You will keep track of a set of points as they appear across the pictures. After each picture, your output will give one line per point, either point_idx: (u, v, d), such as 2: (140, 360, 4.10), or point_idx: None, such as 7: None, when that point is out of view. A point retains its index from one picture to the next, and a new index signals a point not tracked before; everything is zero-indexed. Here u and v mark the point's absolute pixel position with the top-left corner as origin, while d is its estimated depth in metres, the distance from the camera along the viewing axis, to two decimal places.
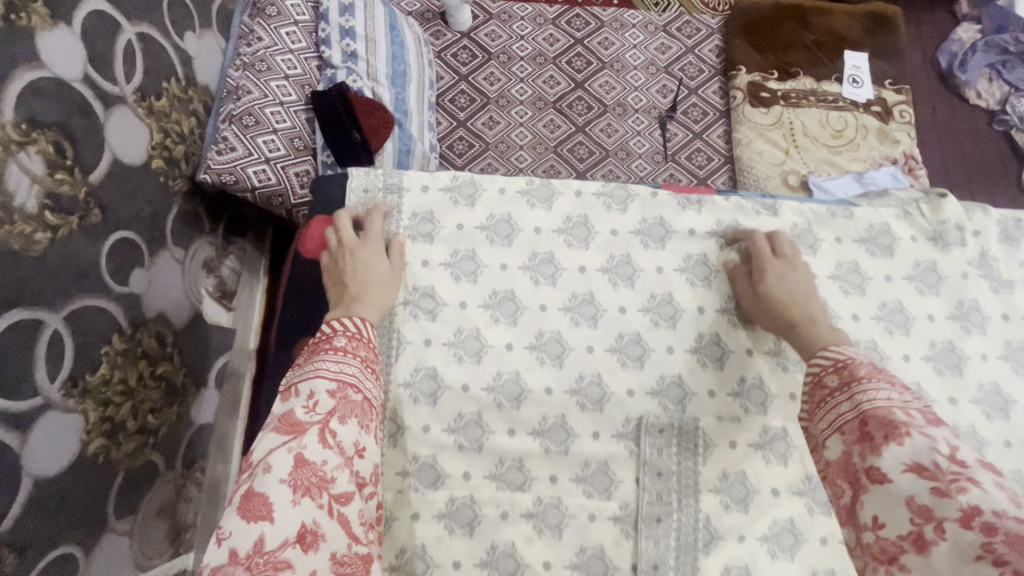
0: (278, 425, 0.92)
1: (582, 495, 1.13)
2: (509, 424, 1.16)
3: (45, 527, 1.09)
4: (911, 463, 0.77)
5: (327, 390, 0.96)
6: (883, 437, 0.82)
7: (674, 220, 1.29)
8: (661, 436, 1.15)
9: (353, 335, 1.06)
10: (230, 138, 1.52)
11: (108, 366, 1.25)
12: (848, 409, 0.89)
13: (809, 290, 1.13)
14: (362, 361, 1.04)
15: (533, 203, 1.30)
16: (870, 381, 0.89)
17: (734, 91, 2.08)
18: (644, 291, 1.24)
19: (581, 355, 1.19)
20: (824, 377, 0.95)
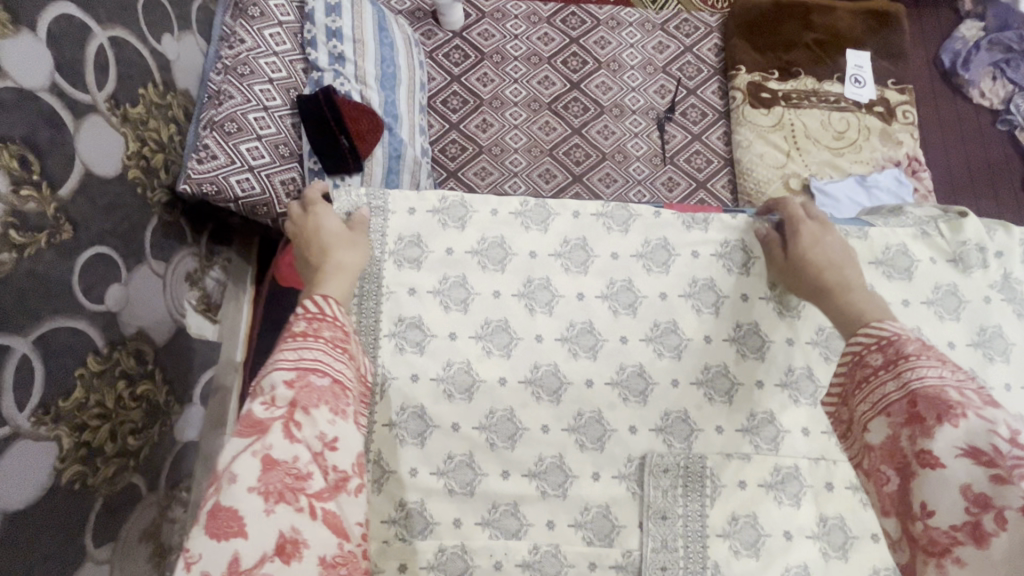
0: (241, 428, 0.84)
1: (581, 542, 1.09)
2: (503, 466, 1.11)
3: (15, 563, 1.04)
4: (965, 448, 0.72)
5: (287, 381, 0.87)
6: (936, 419, 0.76)
7: (678, 241, 1.23)
8: (666, 477, 1.10)
9: (314, 311, 0.96)
10: (212, 146, 1.45)
11: (83, 389, 1.19)
12: (896, 389, 0.82)
13: (840, 257, 1.04)
14: (329, 338, 0.94)
15: (527, 225, 1.25)
16: (921, 358, 0.82)
17: (734, 92, 2.03)
18: (647, 319, 1.18)
19: (580, 389, 1.14)
20: (867, 355, 0.88)
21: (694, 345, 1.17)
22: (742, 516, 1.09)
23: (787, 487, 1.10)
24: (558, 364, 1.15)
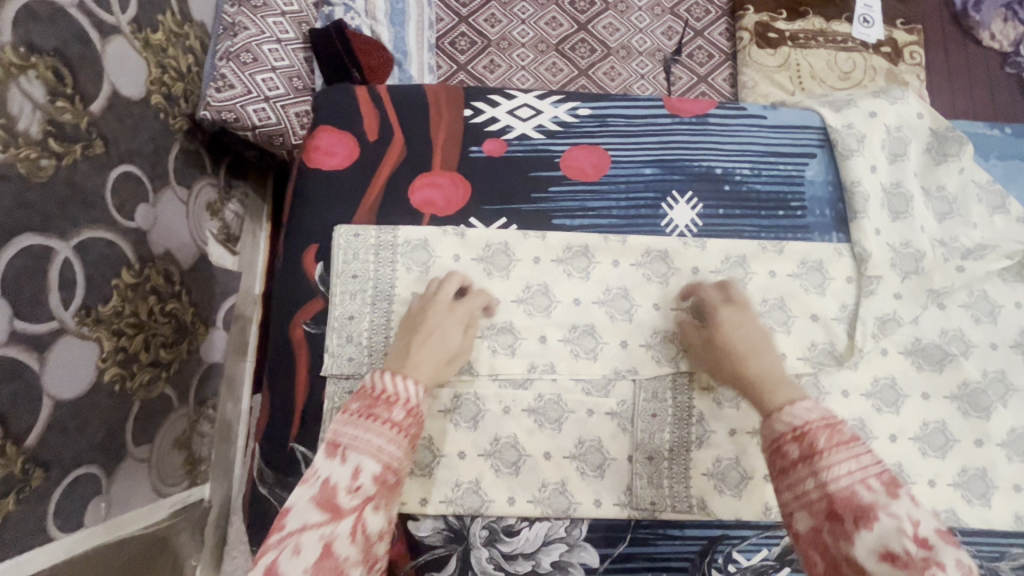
0: (320, 489, 0.55)
1: (579, 392, 0.75)
2: (509, 317, 0.76)
3: (70, 448, 0.95)
4: (884, 550, 0.48)
5: (370, 475, 0.57)
6: (855, 521, 0.50)
7: (837, 261, 0.79)
8: (656, 340, 0.76)
9: (412, 404, 0.61)
10: (228, 76, 1.14)
11: (119, 299, 1.06)
12: (811, 492, 0.53)
13: (759, 340, 0.66)
14: (410, 439, 0.61)
15: (648, 277, 0.77)
16: (840, 444, 0.53)
17: (743, 31, 1.43)
18: (795, 257, 0.79)
19: (608, 271, 0.77)
20: (781, 443, 0.56)
21: (773, 258, 0.78)
22: (854, 387, 0.76)
23: (936, 341, 0.77)
24: (553, 283, 0.77)
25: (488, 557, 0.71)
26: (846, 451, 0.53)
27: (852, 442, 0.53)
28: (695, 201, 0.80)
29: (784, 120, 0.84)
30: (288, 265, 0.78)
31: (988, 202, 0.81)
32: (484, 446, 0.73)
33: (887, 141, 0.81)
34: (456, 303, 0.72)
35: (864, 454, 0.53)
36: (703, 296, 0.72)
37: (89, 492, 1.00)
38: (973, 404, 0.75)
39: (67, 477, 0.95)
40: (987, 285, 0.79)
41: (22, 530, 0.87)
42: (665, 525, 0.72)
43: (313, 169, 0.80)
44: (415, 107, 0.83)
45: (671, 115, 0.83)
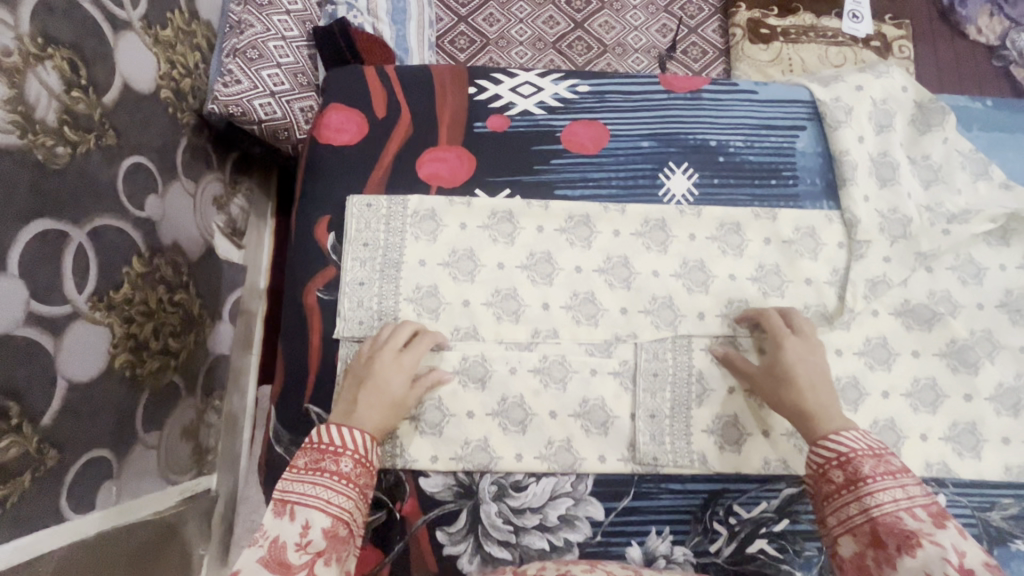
0: (268, 548, 0.56)
1: (583, 354, 0.78)
2: (513, 284, 0.79)
3: (83, 428, 0.97)
4: (926, 575, 0.52)
5: (319, 528, 0.59)
6: (897, 547, 0.56)
7: (826, 228, 0.82)
8: (654, 304, 0.79)
9: (360, 454, 0.65)
10: (235, 72, 1.17)
11: (130, 286, 1.09)
12: (856, 517, 0.60)
13: (821, 378, 0.70)
14: (361, 490, 0.64)
15: (647, 244, 0.81)
16: (885, 473, 0.61)
17: (734, 28, 1.49)
18: (786, 224, 0.82)
19: (608, 240, 0.81)
20: (826, 471, 0.63)
21: (765, 225, 0.82)
22: (847, 346, 0.79)
23: (925, 302, 0.80)
24: (555, 251, 0.80)
25: (497, 512, 0.73)
26: (891, 479, 0.60)
27: (899, 474, 0.61)
28: (691, 171, 0.84)
29: (775, 95, 0.87)
30: (301, 237, 0.81)
31: (969, 171, 0.84)
32: (492, 405, 0.75)
33: (874, 112, 0.85)
34: (405, 351, 0.73)
35: (910, 485, 0.60)
36: (769, 323, 0.74)
37: (101, 475, 1.02)
38: (962, 360, 0.78)
39: (80, 458, 0.97)
40: (972, 249, 0.82)
41: (40, 508, 0.89)
42: (667, 480, 0.75)
43: (324, 146, 0.83)
44: (420, 85, 0.86)
45: (666, 91, 0.87)
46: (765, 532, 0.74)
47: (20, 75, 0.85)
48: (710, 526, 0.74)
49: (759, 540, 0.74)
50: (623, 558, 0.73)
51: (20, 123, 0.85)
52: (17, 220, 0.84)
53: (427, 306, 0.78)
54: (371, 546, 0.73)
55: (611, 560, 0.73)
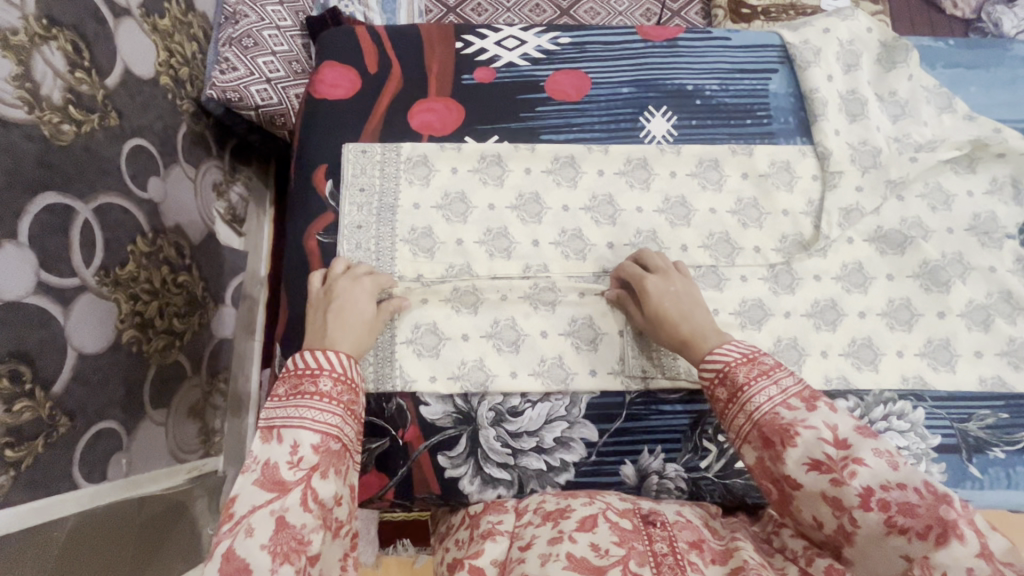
0: (261, 471, 0.57)
1: (574, 288, 0.81)
2: (503, 224, 0.83)
3: (94, 397, 0.97)
4: (810, 460, 0.53)
5: (310, 445, 0.59)
6: (781, 442, 0.55)
7: (800, 161, 0.86)
8: (639, 240, 0.83)
9: (339, 372, 0.65)
10: (231, 59, 1.20)
11: (135, 264, 1.08)
12: (745, 425, 0.59)
13: (687, 301, 0.72)
14: (346, 407, 0.64)
15: (630, 182, 0.85)
16: (758, 375, 0.60)
17: (716, 10, 1.32)
18: (762, 159, 0.86)
19: (594, 179, 0.85)
20: (713, 390, 0.63)
21: (743, 160, 0.86)
22: (824, 272, 0.83)
23: (897, 228, 0.84)
24: (543, 192, 0.84)
25: (495, 436, 0.76)
26: (765, 379, 0.59)
27: (772, 371, 0.60)
28: (670, 114, 0.88)
29: (746, 41, 0.92)
30: (300, 187, 0.84)
31: (934, 105, 0.88)
32: (486, 327, 0.79)
33: (841, 52, 0.89)
34: (360, 277, 0.76)
35: (783, 379, 0.59)
36: (628, 272, 0.77)
37: (111, 447, 1.01)
38: (935, 280, 0.82)
39: (91, 429, 0.96)
40: (942, 179, 0.86)
41: (52, 473, 0.88)
42: (657, 402, 0.78)
43: (319, 101, 0.87)
44: (408, 41, 0.90)
45: (643, 40, 0.91)
46: None
47: (25, 53, 0.85)
48: (699, 445, 0.77)
49: None
50: (617, 476, 0.76)
51: (26, 99, 0.84)
52: (25, 191, 0.83)
53: (422, 246, 0.82)
54: (375, 471, 0.76)
55: (605, 479, 0.76)
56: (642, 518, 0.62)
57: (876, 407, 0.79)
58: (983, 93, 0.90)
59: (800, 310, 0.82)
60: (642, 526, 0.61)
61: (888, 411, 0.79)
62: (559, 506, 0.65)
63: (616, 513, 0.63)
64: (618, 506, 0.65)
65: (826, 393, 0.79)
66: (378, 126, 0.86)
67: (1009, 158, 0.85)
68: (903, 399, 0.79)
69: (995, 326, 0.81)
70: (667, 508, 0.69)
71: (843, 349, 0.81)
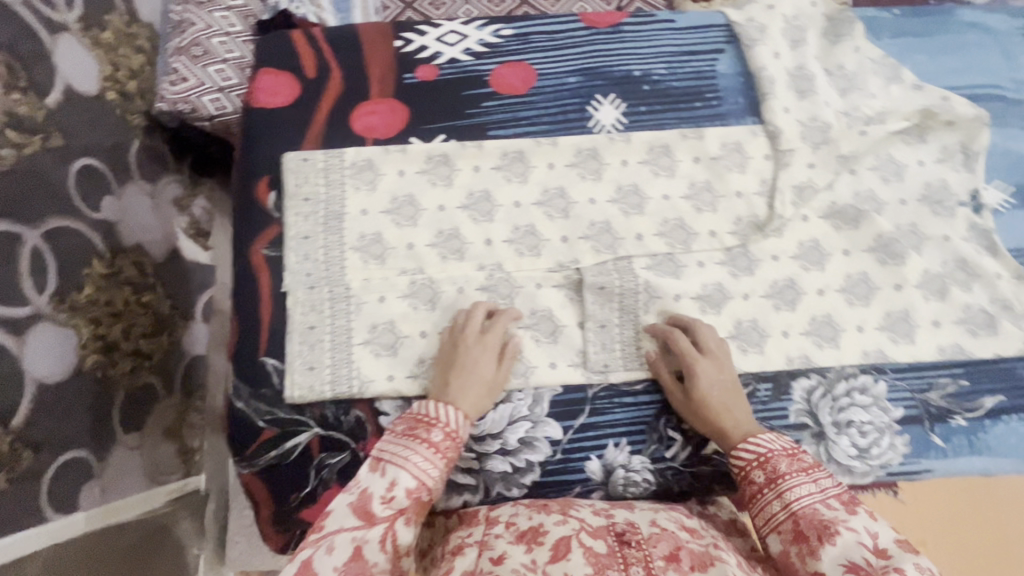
0: (358, 496, 0.59)
1: (531, 283, 0.80)
2: (455, 224, 0.81)
3: (60, 426, 0.94)
4: (848, 562, 0.55)
5: (405, 488, 0.60)
6: (818, 537, 0.58)
7: (753, 141, 0.85)
8: (592, 231, 0.82)
9: (452, 428, 0.65)
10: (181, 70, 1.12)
11: (94, 287, 1.03)
12: (779, 514, 0.62)
13: (729, 394, 0.72)
14: (450, 461, 0.64)
15: (581, 174, 0.83)
16: (799, 469, 0.64)
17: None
18: (713, 142, 0.85)
19: (545, 173, 0.83)
20: (748, 473, 0.66)
21: (694, 144, 0.85)
22: (782, 252, 0.82)
23: (850, 202, 0.84)
24: (493, 189, 0.82)
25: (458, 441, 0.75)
26: (804, 475, 0.63)
27: (813, 469, 0.64)
28: (618, 102, 0.86)
29: (692, 22, 0.90)
30: (242, 200, 0.82)
31: (882, 76, 0.87)
32: (443, 324, 0.78)
33: (787, 28, 0.88)
34: (485, 334, 0.74)
35: (822, 479, 0.63)
36: (677, 346, 0.75)
37: (82, 474, 0.98)
38: (890, 253, 0.82)
39: (58, 459, 0.93)
40: (894, 151, 0.85)
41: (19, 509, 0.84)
42: (621, 394, 0.77)
43: (257, 111, 0.84)
44: (346, 43, 0.87)
45: (588, 27, 0.89)
46: None
47: None
48: (665, 434, 0.76)
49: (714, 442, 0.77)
50: (583, 472, 0.76)
51: None
52: None
53: (372, 253, 0.80)
54: (337, 486, 0.74)
55: (571, 475, 0.76)
56: (617, 537, 0.61)
57: (838, 383, 0.79)
58: (931, 60, 0.89)
59: (759, 292, 0.81)
60: (616, 548, 0.59)
61: (850, 386, 0.79)
62: (532, 526, 0.63)
63: (590, 534, 0.61)
64: (592, 525, 0.63)
65: (788, 373, 0.79)
66: (320, 133, 0.84)
67: (959, 126, 0.85)
68: (864, 373, 0.79)
69: (950, 295, 0.81)
70: (642, 518, 0.67)
71: (804, 327, 0.81)
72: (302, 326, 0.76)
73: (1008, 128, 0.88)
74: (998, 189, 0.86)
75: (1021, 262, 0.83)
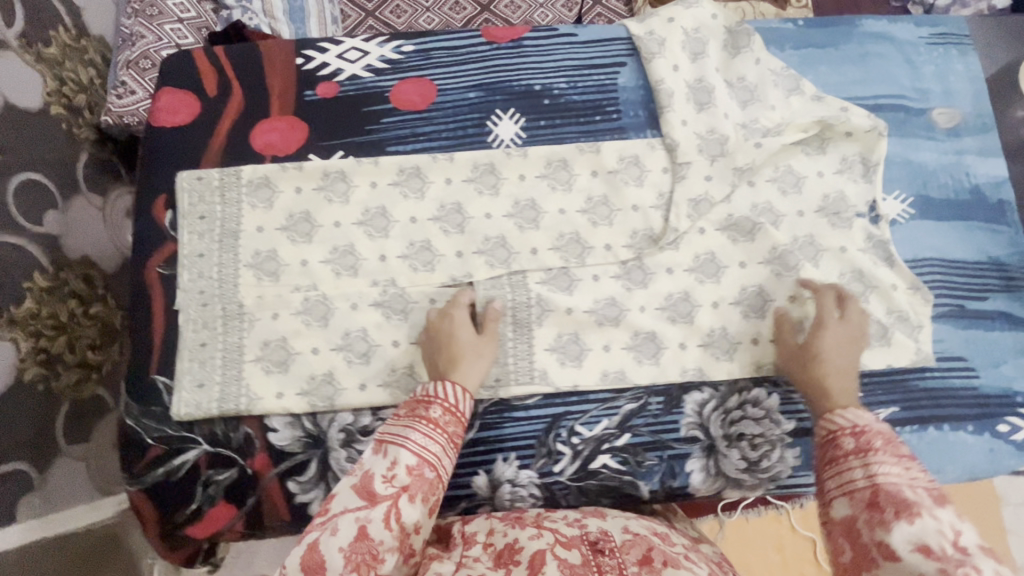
0: (360, 476, 0.60)
1: (425, 298, 0.80)
2: (350, 240, 0.82)
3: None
4: (920, 542, 0.50)
5: (406, 465, 0.61)
6: (895, 512, 0.52)
7: (651, 154, 0.85)
8: (486, 245, 0.82)
9: (450, 403, 0.67)
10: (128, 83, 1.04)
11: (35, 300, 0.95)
12: (858, 481, 0.57)
13: (849, 361, 0.72)
14: (450, 437, 0.65)
15: (478, 189, 0.84)
16: (892, 451, 0.58)
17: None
18: (610, 155, 0.85)
19: (442, 188, 0.84)
20: (838, 437, 0.61)
21: (591, 158, 0.85)
22: (677, 264, 0.82)
23: (747, 214, 0.84)
24: (390, 205, 0.83)
25: (346, 457, 0.76)
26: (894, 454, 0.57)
27: (907, 456, 0.57)
28: (518, 116, 0.87)
29: (594, 35, 0.91)
30: (139, 219, 0.82)
31: (782, 88, 0.87)
32: (335, 340, 0.78)
33: (687, 41, 0.88)
34: (454, 312, 0.76)
35: (914, 467, 0.57)
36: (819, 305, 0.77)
37: (20, 489, 0.92)
38: (784, 266, 0.82)
39: None
40: (793, 163, 0.85)
41: None
42: (511, 409, 0.78)
43: (157, 131, 0.85)
44: (248, 61, 0.88)
45: (489, 42, 0.90)
46: (607, 448, 0.77)
47: None
48: (553, 448, 0.77)
49: (602, 456, 0.77)
50: (470, 487, 0.76)
51: None
52: None
53: (267, 270, 0.80)
54: (224, 501, 0.75)
55: (458, 490, 0.76)
56: (590, 546, 0.58)
57: (730, 396, 0.79)
58: (833, 71, 0.90)
59: (654, 305, 0.81)
60: (590, 557, 0.56)
61: (742, 399, 0.79)
62: (507, 543, 0.61)
63: (563, 545, 0.58)
64: (565, 536, 0.61)
65: (681, 386, 0.79)
66: (220, 151, 0.84)
67: (856, 137, 0.86)
68: (757, 386, 0.80)
69: None
70: (614, 526, 0.65)
71: (701, 339, 0.80)
72: (194, 343, 0.77)
73: (909, 138, 0.88)
74: (896, 200, 0.86)
75: (918, 272, 0.83)
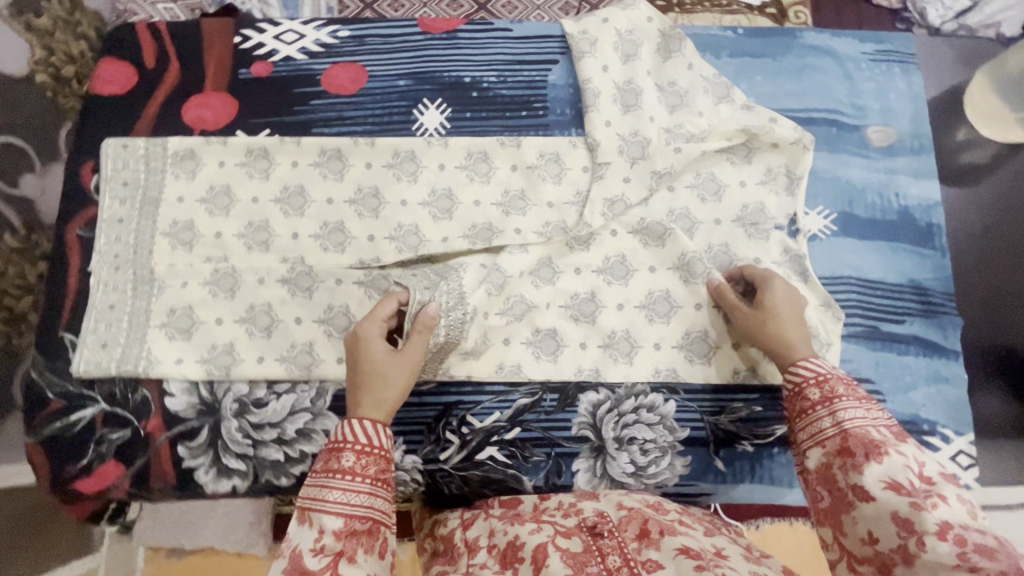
0: (288, 560, 0.52)
1: (331, 278, 0.81)
2: (266, 216, 0.83)
3: None
4: (890, 480, 0.54)
5: (334, 531, 0.54)
6: (865, 455, 0.57)
7: (574, 152, 0.85)
8: (398, 231, 0.83)
9: (368, 442, 0.59)
10: None
11: None
12: (829, 430, 0.61)
13: (797, 312, 0.73)
14: (374, 480, 0.57)
15: (397, 175, 0.85)
16: (854, 394, 0.63)
17: None
18: (531, 150, 0.85)
19: (361, 172, 0.85)
20: (803, 389, 0.65)
21: (511, 153, 0.85)
22: (587, 264, 0.82)
23: (662, 219, 0.83)
24: (308, 185, 0.84)
25: (237, 428, 0.78)
26: (856, 401, 0.61)
27: (868, 400, 0.62)
28: (444, 106, 0.88)
29: (528, 32, 0.91)
30: (67, 182, 0.85)
31: (711, 95, 0.87)
32: (239, 313, 0.80)
33: (619, 42, 0.88)
34: (370, 326, 0.71)
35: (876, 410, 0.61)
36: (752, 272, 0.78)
37: None
38: (693, 273, 0.81)
39: None
40: (715, 171, 0.85)
41: None
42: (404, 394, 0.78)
43: (93, 100, 0.87)
44: (187, 37, 0.90)
45: (423, 32, 0.91)
46: (495, 440, 0.77)
47: None
48: (441, 436, 0.77)
49: (489, 448, 0.77)
50: None
51: None
52: None
53: (182, 239, 0.82)
54: (115, 460, 0.77)
55: None
56: (589, 532, 0.57)
57: (626, 399, 0.78)
58: (768, 82, 0.89)
59: (558, 303, 0.81)
60: (590, 543, 0.56)
61: (638, 404, 0.78)
62: (509, 540, 0.58)
63: (563, 535, 0.57)
64: (564, 526, 0.59)
65: (577, 385, 0.79)
66: (151, 122, 0.87)
67: (782, 148, 0.85)
68: (654, 391, 0.78)
69: None
70: (609, 504, 0.64)
71: (603, 339, 0.80)
72: (102, 305, 0.79)
73: (839, 154, 0.87)
74: (819, 216, 0.84)
75: (833, 290, 0.82)
